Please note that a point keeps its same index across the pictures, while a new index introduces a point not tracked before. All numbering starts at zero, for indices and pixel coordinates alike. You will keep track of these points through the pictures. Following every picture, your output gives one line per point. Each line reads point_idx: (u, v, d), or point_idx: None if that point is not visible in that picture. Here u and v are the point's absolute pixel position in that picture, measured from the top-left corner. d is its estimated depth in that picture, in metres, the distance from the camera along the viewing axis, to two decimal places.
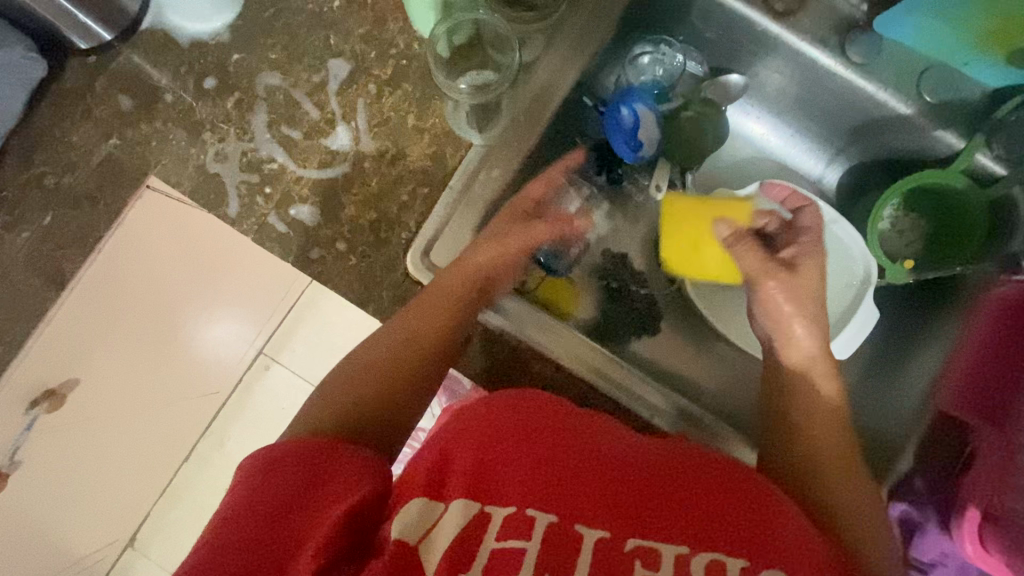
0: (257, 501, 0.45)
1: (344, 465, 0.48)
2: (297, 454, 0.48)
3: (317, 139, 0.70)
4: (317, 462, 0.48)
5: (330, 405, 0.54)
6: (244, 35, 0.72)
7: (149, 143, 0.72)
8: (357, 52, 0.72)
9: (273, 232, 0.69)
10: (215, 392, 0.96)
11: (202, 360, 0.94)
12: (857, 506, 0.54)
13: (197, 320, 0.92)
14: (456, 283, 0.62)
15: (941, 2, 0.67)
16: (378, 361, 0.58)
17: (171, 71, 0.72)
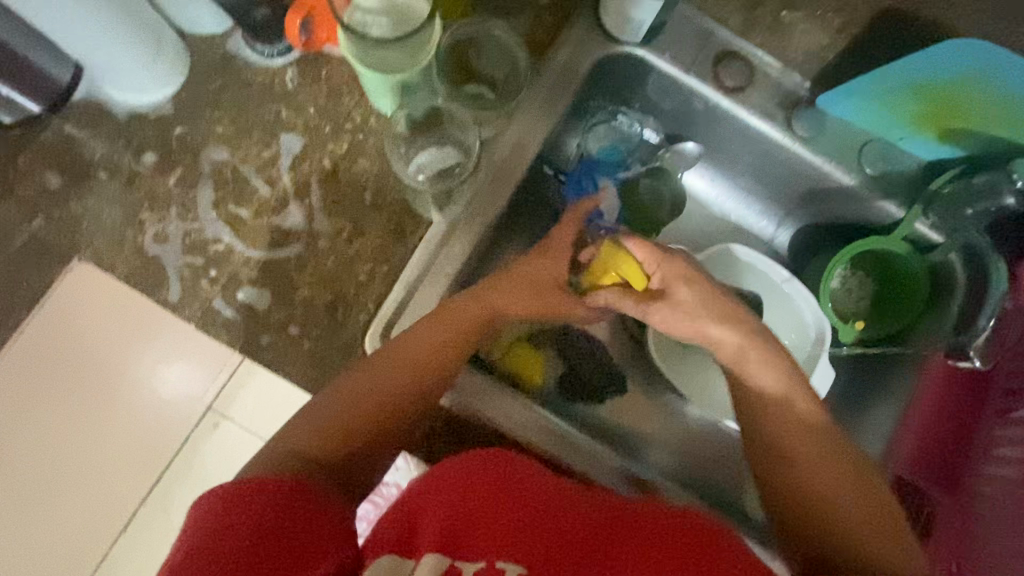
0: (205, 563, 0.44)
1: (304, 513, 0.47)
2: (252, 503, 0.47)
3: (267, 217, 0.67)
4: (274, 512, 0.47)
5: (317, 441, 0.55)
6: (189, 109, 0.69)
7: (79, 223, 0.67)
8: (311, 127, 0.69)
9: (218, 317, 0.65)
10: (157, 455, 0.80)
11: (151, 416, 0.79)
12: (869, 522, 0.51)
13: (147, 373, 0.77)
14: (469, 315, 0.61)
15: (878, 86, 0.71)
16: (364, 393, 0.57)
17: (107, 144, 0.68)
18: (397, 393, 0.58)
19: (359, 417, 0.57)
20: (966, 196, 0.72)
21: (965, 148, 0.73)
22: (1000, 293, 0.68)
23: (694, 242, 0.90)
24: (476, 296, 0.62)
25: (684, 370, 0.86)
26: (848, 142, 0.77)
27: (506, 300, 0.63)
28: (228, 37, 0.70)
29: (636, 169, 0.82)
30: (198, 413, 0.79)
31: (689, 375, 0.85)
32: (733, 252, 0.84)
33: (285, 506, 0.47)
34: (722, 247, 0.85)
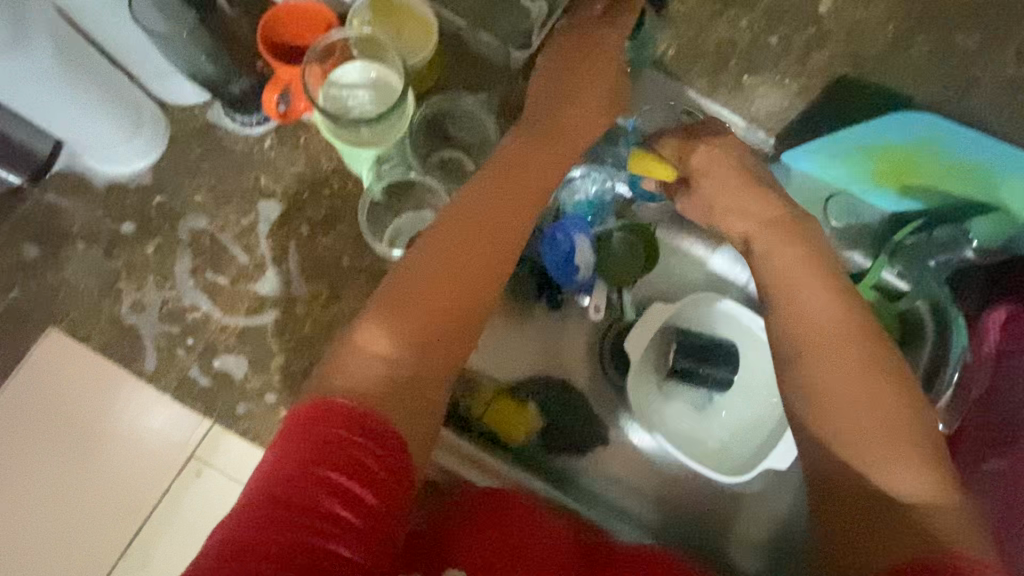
0: (280, 512, 0.45)
1: (379, 458, 0.49)
2: (326, 453, 0.47)
3: (245, 285, 0.67)
4: (351, 459, 0.48)
5: (384, 334, 0.55)
6: (169, 178, 0.70)
7: (56, 294, 0.67)
8: (289, 193, 0.70)
9: (195, 386, 0.65)
10: (125, 518, 0.67)
11: (128, 469, 0.67)
12: (911, 466, 0.47)
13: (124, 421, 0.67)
14: (543, 144, 0.63)
15: (837, 140, 0.69)
16: (430, 281, 0.56)
17: (85, 215, 0.68)
18: (469, 277, 0.57)
19: (446, 294, 0.57)
20: (929, 246, 0.69)
21: (927, 205, 0.72)
22: (959, 351, 0.68)
23: (671, 292, 0.90)
24: (548, 130, 0.64)
25: (664, 420, 0.86)
26: (813, 196, 0.74)
27: (577, 124, 0.65)
28: (207, 107, 0.71)
29: (610, 222, 0.86)
30: (179, 460, 0.67)
31: (671, 423, 0.86)
32: (709, 301, 0.86)
33: (359, 453, 0.48)
34: (701, 296, 0.87)
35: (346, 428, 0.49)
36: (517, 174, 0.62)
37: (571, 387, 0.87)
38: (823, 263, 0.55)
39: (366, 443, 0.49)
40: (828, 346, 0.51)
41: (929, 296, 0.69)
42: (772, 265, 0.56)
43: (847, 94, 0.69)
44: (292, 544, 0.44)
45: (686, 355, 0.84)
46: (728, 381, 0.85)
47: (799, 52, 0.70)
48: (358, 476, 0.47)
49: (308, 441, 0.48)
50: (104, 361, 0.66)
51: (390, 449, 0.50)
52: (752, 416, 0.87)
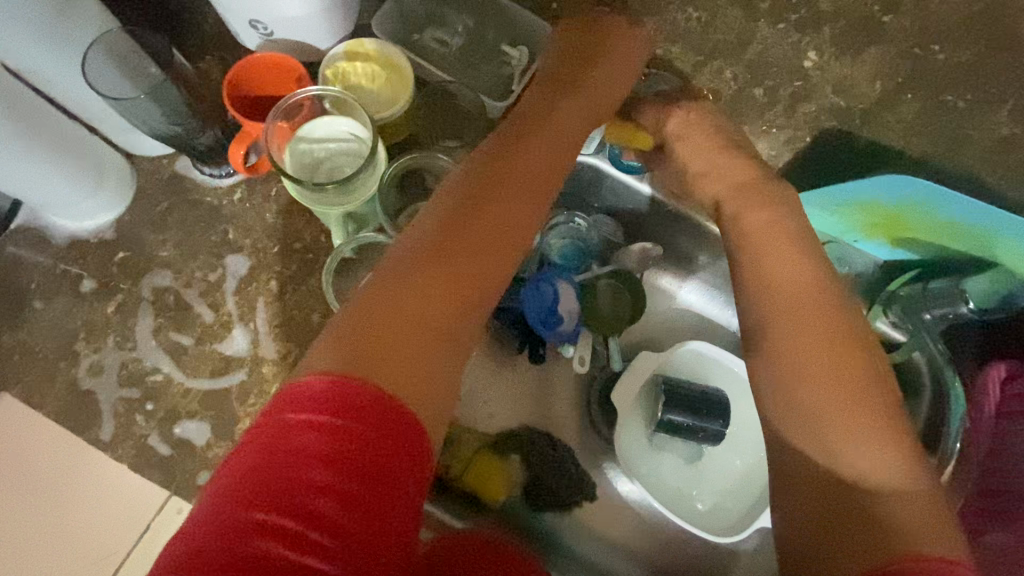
0: (242, 515, 0.36)
1: (363, 444, 0.39)
2: (295, 440, 0.38)
3: (210, 345, 0.64)
4: (340, 448, 0.38)
5: (374, 344, 0.43)
6: (133, 233, 0.67)
7: (8, 357, 0.63)
8: (258, 248, 0.68)
9: (153, 454, 0.62)
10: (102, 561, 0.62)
11: (104, 510, 0.62)
12: (876, 457, 0.46)
13: (96, 463, 0.62)
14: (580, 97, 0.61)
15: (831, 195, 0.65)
16: (434, 269, 0.47)
17: (44, 272, 0.65)
18: (485, 269, 0.50)
19: (485, 239, 0.51)
20: (924, 300, 0.68)
21: (919, 255, 0.70)
22: (959, 417, 0.67)
23: (660, 338, 0.88)
24: (586, 80, 0.62)
25: (652, 474, 0.83)
26: None
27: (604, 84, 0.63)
28: (175, 158, 0.69)
29: (595, 269, 0.83)
30: (156, 500, 0.61)
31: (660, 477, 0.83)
32: (698, 350, 0.83)
33: (337, 438, 0.38)
34: (690, 344, 0.84)
35: (320, 409, 0.39)
36: (529, 148, 0.56)
37: (555, 440, 0.84)
38: (824, 322, 0.52)
39: (345, 425, 0.39)
40: (814, 340, 0.50)
41: (926, 352, 0.69)
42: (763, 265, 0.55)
43: (831, 150, 0.66)
44: (257, 553, 0.35)
45: (676, 407, 0.80)
46: (719, 434, 0.81)
47: (787, 101, 0.66)
48: (337, 465, 0.38)
49: (275, 428, 0.39)
50: (53, 431, 0.62)
51: (380, 430, 0.39)
52: (744, 469, 0.83)
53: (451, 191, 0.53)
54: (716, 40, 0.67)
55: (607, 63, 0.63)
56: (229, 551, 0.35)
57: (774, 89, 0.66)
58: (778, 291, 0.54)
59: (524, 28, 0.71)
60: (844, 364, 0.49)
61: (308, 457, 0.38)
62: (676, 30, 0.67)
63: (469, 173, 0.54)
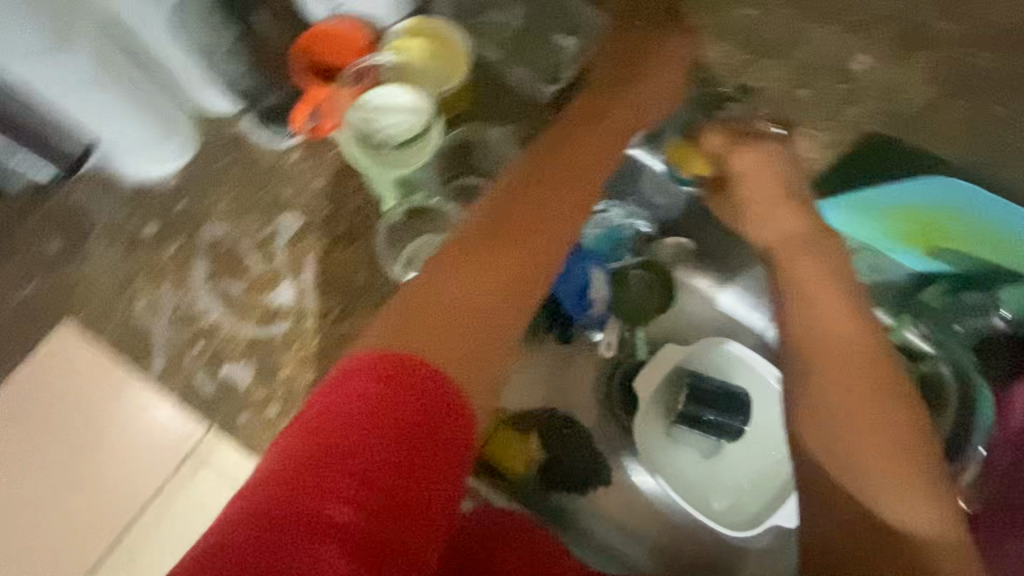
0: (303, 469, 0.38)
1: (419, 412, 0.41)
2: (356, 403, 0.40)
3: (259, 295, 0.68)
4: (387, 414, 0.40)
5: (431, 324, 0.46)
6: (195, 184, 0.71)
7: (73, 291, 0.68)
8: (310, 208, 0.71)
9: (201, 392, 0.66)
10: (122, 512, 0.67)
11: (132, 459, 0.67)
12: (906, 483, 0.50)
13: (132, 410, 0.67)
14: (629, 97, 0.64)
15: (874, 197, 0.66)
16: (486, 260, 0.50)
17: (111, 214, 0.69)
18: (530, 263, 0.52)
19: (528, 231, 0.53)
20: (953, 311, 0.68)
21: (955, 269, 0.68)
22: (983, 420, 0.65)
23: (685, 334, 0.89)
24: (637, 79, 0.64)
25: (669, 466, 0.84)
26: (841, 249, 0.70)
27: (656, 82, 0.65)
28: (238, 118, 0.72)
29: (628, 259, 0.84)
30: (182, 451, 0.67)
31: (677, 470, 0.84)
32: (722, 348, 0.85)
33: (396, 404, 0.41)
34: (715, 341, 0.85)
35: (381, 377, 0.41)
36: (569, 154, 0.59)
37: (573, 418, 0.85)
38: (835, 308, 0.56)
39: (404, 393, 0.41)
40: (841, 355, 0.54)
41: (956, 366, 0.67)
42: (795, 273, 0.59)
43: (872, 155, 0.67)
44: (319, 505, 0.37)
45: (696, 401, 0.81)
46: (738, 431, 0.83)
47: (832, 104, 0.67)
48: (395, 430, 0.40)
49: (336, 392, 0.41)
50: (112, 362, 0.67)
51: (435, 401, 0.42)
52: (761, 470, 0.84)
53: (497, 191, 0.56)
54: (767, 39, 0.68)
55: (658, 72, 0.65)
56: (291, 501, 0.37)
57: (821, 91, 0.67)
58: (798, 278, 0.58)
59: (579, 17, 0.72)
60: (865, 386, 0.53)
61: (357, 422, 0.40)
62: (729, 26, 0.69)
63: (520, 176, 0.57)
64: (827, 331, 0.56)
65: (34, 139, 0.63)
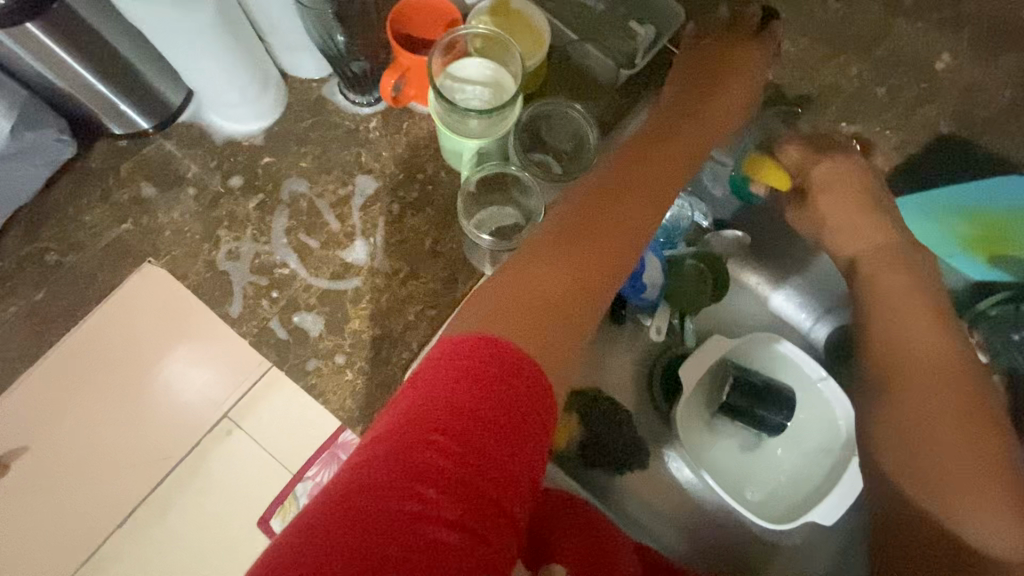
0: (408, 448, 0.36)
1: (521, 395, 0.40)
2: (459, 382, 0.39)
3: (333, 250, 0.71)
4: (492, 388, 0.39)
5: (524, 309, 0.44)
6: (279, 142, 0.75)
7: (162, 233, 0.72)
8: (386, 172, 0.74)
9: (273, 337, 0.69)
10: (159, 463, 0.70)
11: (187, 405, 0.70)
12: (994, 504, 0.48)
13: (176, 368, 0.71)
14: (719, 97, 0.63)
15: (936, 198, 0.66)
16: (581, 249, 0.48)
17: (201, 164, 0.73)
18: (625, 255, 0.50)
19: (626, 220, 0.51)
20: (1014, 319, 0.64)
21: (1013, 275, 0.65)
22: None
23: (732, 327, 0.90)
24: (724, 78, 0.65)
25: (707, 455, 0.84)
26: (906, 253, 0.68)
27: (741, 79, 0.65)
28: (324, 83, 0.76)
29: (681, 248, 0.86)
30: (212, 419, 0.70)
31: (715, 459, 0.84)
32: (769, 341, 0.85)
33: (499, 385, 0.39)
34: (761, 334, 0.85)
35: (482, 357, 0.40)
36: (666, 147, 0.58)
37: (613, 400, 0.86)
38: (909, 297, 0.56)
39: (506, 375, 0.40)
40: (911, 360, 0.54)
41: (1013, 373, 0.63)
42: (867, 267, 0.59)
43: (945, 155, 0.68)
44: (427, 485, 0.35)
45: (739, 392, 0.82)
46: (780, 426, 0.83)
47: (907, 103, 0.68)
48: (500, 412, 0.38)
49: (437, 370, 0.40)
50: (194, 301, 0.71)
51: (534, 384, 0.41)
52: (800, 467, 0.84)
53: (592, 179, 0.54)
54: (845, 36, 0.70)
55: (736, 68, 0.65)
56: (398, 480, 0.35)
57: (897, 89, 0.68)
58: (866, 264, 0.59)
59: (657, 7, 0.75)
60: (954, 392, 0.52)
61: (463, 395, 0.38)
62: (809, 21, 0.71)
63: (613, 167, 0.55)
64: (900, 324, 0.56)
65: (139, 88, 0.68)
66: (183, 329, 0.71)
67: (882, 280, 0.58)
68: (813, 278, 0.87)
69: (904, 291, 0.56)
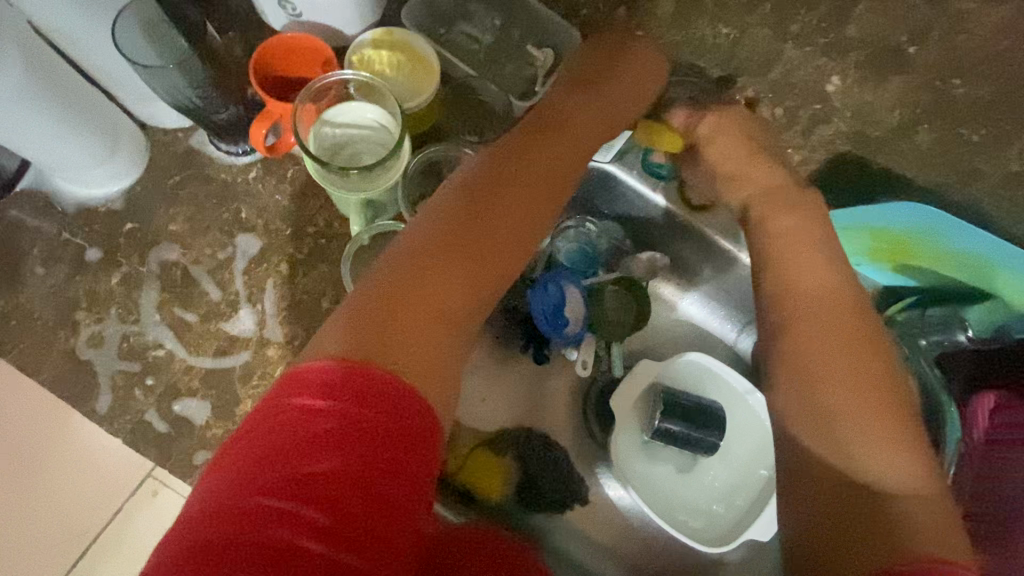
0: (246, 500, 0.36)
1: (370, 431, 0.38)
2: (304, 425, 0.38)
3: (215, 323, 0.63)
4: (356, 432, 0.38)
5: (389, 332, 0.43)
6: (143, 204, 0.66)
7: (7, 322, 0.62)
8: (270, 228, 0.67)
9: (151, 430, 0.61)
10: (92, 518, 0.69)
11: (88, 484, 0.67)
12: (895, 473, 0.48)
13: (76, 443, 0.64)
14: (609, 93, 0.64)
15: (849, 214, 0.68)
16: (439, 270, 0.47)
17: (49, 238, 0.64)
18: (503, 258, 0.51)
19: (503, 225, 0.52)
20: (921, 325, 0.69)
21: (920, 282, 0.71)
22: (953, 434, 0.66)
23: (660, 347, 0.88)
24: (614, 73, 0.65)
25: (645, 482, 0.83)
26: None
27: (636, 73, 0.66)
28: (191, 132, 0.67)
29: (602, 274, 0.83)
30: (142, 469, 0.66)
31: (653, 483, 0.83)
32: (696, 363, 0.84)
33: (344, 424, 0.38)
34: (690, 356, 0.84)
35: (325, 394, 0.39)
36: (548, 145, 0.57)
37: (547, 434, 0.84)
38: (829, 336, 0.54)
39: (359, 411, 0.39)
40: (823, 378, 0.53)
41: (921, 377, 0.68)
42: (783, 301, 0.57)
43: (846, 173, 0.68)
44: (267, 541, 0.35)
45: (671, 415, 0.81)
46: (715, 447, 0.82)
47: (805, 123, 0.67)
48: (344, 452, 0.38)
49: (287, 412, 0.39)
50: (53, 396, 0.62)
51: (389, 417, 0.39)
52: (735, 480, 0.84)
53: (469, 178, 0.54)
54: None
55: (622, 68, 0.65)
56: (232, 536, 0.35)
57: (795, 110, 0.67)
58: (781, 296, 0.57)
59: (552, 31, 0.71)
60: (866, 369, 0.53)
61: (324, 441, 0.37)
62: (702, 43, 0.69)
63: (484, 169, 0.54)
64: (817, 352, 0.54)
65: None
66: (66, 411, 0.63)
67: (803, 303, 0.56)
68: (727, 293, 0.85)
69: (825, 328, 0.54)
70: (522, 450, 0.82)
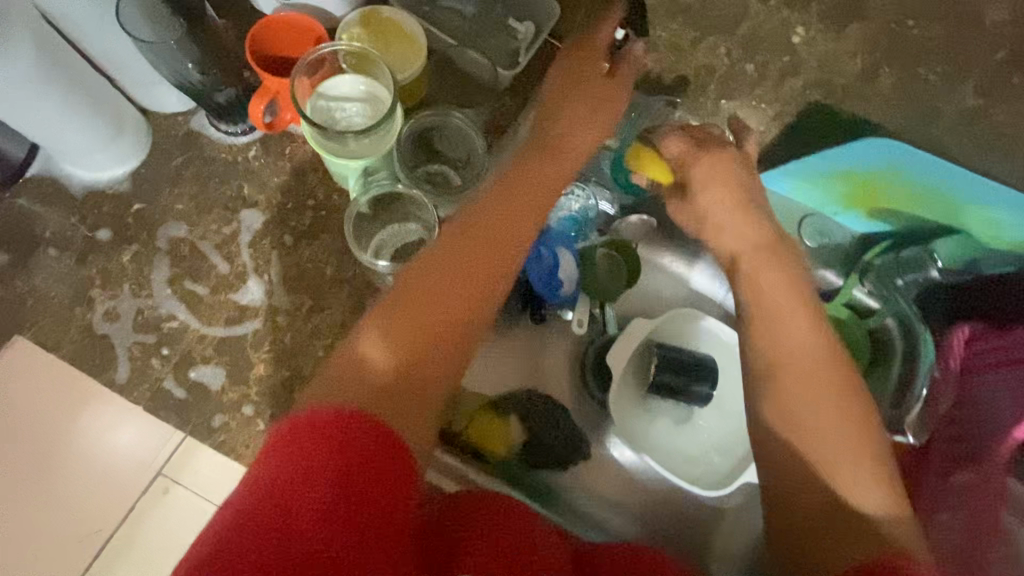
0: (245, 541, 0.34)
1: (370, 471, 0.37)
2: (305, 464, 0.36)
3: (224, 294, 0.66)
4: (357, 473, 0.37)
5: (375, 377, 0.42)
6: (149, 186, 0.68)
7: (24, 302, 0.65)
8: (272, 203, 0.69)
9: (170, 397, 0.64)
10: (109, 508, 0.68)
11: (106, 469, 0.67)
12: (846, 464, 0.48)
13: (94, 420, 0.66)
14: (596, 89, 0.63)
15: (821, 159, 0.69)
16: (411, 334, 0.45)
17: (60, 221, 0.67)
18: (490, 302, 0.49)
19: (490, 269, 0.50)
20: (897, 266, 0.71)
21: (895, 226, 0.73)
22: (927, 364, 0.67)
23: (653, 308, 0.91)
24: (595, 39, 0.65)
25: (646, 436, 0.86)
26: (791, 215, 0.72)
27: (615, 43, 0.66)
28: (191, 115, 0.70)
29: (593, 238, 0.87)
30: (160, 452, 0.66)
31: (654, 435, 0.86)
32: (686, 317, 0.87)
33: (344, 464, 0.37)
34: (681, 311, 0.87)
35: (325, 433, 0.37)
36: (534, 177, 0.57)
37: (547, 393, 0.87)
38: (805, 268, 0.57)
39: (357, 447, 0.37)
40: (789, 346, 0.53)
41: (900, 314, 0.70)
42: None
43: (816, 122, 0.71)
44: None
45: (666, 368, 0.84)
46: (710, 396, 0.86)
47: (776, 76, 0.71)
48: (359, 494, 0.36)
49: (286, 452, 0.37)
50: (73, 370, 0.64)
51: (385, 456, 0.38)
52: (731, 429, 0.87)
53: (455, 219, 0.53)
54: (710, 19, 0.72)
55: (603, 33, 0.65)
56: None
57: (765, 64, 0.71)
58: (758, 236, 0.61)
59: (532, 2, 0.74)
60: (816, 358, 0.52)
61: (323, 483, 0.36)
62: (675, 7, 0.73)
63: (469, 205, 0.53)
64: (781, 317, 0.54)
65: None
66: (84, 389, 0.65)
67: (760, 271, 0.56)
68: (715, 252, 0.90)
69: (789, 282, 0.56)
70: (524, 409, 0.84)
